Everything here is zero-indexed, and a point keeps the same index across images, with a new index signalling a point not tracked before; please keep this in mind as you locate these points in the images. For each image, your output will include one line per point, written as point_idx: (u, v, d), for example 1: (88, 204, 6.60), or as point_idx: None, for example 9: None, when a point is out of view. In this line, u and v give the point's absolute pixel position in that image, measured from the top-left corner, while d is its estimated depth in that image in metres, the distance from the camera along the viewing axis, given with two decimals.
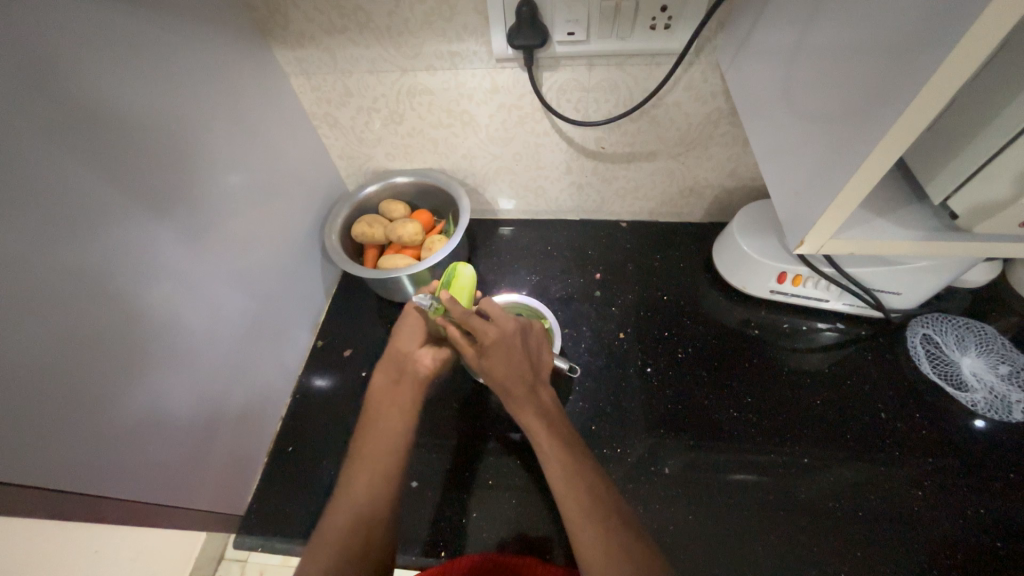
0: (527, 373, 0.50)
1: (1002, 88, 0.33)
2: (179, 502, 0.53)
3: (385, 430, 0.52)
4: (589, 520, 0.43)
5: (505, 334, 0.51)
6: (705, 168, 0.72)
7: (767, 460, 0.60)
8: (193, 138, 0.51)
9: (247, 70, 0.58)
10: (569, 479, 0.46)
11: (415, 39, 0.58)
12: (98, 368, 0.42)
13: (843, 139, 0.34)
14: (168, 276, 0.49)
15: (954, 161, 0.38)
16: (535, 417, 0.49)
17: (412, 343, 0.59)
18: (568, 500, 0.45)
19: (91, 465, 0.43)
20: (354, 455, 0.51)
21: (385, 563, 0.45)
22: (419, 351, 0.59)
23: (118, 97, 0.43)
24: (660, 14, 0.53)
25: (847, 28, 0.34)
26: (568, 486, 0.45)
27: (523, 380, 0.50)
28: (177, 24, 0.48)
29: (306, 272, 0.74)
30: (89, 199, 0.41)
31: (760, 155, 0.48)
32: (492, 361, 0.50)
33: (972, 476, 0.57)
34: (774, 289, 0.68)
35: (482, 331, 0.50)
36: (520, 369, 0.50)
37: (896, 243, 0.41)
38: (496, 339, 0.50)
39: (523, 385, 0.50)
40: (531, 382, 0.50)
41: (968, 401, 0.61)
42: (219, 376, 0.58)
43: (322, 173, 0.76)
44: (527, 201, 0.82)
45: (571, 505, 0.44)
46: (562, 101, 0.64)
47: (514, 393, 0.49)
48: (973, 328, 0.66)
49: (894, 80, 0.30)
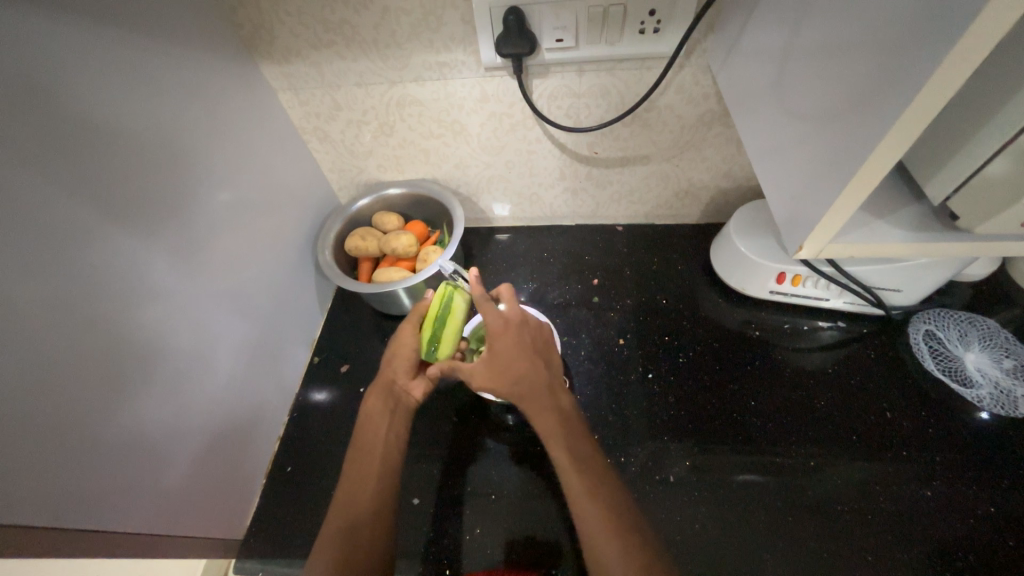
0: (539, 372, 0.54)
1: (1000, 85, 0.32)
2: (177, 529, 0.52)
3: (376, 433, 0.55)
4: (606, 527, 0.44)
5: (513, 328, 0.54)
6: (700, 170, 0.71)
7: (772, 463, 0.59)
8: (180, 157, 0.50)
9: (233, 86, 0.57)
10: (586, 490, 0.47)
11: (402, 50, 0.58)
12: (87, 396, 0.41)
13: (841, 143, 0.34)
14: (158, 298, 0.48)
15: (954, 161, 0.37)
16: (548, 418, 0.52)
17: (405, 373, 0.59)
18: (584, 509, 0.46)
19: (88, 496, 0.41)
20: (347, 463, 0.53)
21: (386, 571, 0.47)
22: (412, 382, 0.59)
23: (100, 121, 0.42)
24: (649, 18, 0.52)
25: (839, 29, 0.34)
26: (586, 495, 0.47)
27: (532, 380, 0.53)
28: (160, 44, 0.48)
29: (301, 289, 0.74)
30: (73, 224, 0.40)
31: (755, 156, 0.48)
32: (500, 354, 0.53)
33: (981, 472, 0.56)
34: (774, 290, 0.67)
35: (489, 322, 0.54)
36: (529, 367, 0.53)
37: (895, 244, 0.40)
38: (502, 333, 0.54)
39: (537, 386, 0.53)
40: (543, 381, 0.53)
41: (974, 397, 0.61)
42: (216, 398, 0.57)
43: (313, 186, 0.75)
44: (522, 208, 0.81)
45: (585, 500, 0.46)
46: (553, 108, 0.63)
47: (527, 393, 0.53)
48: (976, 322, 0.66)
49: (893, 81, 0.29)
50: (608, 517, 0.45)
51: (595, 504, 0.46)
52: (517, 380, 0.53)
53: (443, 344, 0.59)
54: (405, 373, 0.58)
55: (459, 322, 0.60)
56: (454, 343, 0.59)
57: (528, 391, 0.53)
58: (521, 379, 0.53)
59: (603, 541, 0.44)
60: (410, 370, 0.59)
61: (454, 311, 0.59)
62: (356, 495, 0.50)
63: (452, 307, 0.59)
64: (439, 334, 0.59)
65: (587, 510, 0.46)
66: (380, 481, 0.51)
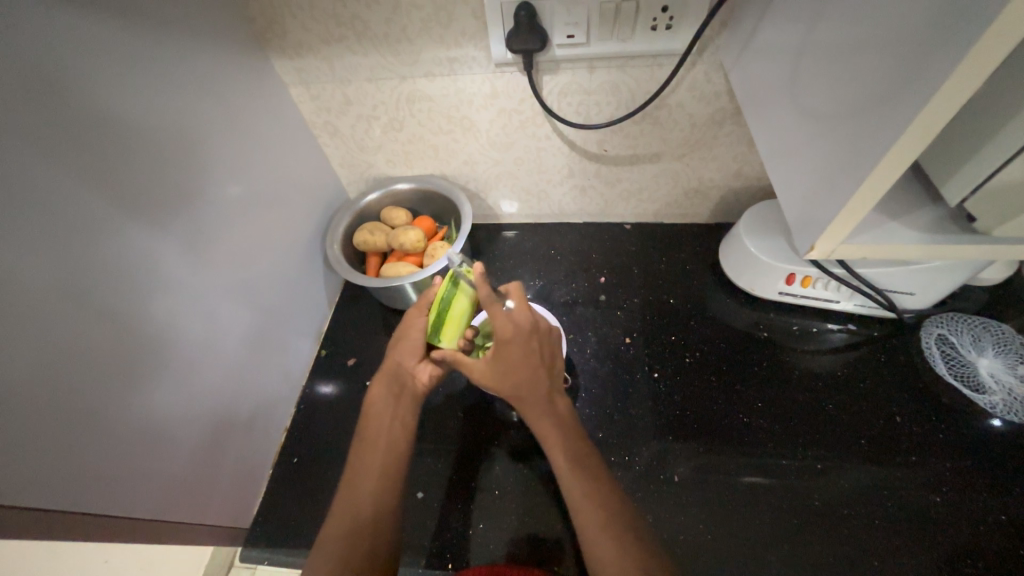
0: (542, 380, 0.52)
1: (1019, 85, 0.32)
2: (183, 518, 0.53)
3: (381, 422, 0.55)
4: (607, 528, 0.44)
5: (521, 334, 0.52)
6: (710, 168, 0.71)
7: (779, 466, 0.58)
8: (193, 150, 0.51)
9: (245, 80, 0.58)
10: (590, 491, 0.47)
11: (412, 46, 0.58)
12: (96, 385, 0.42)
13: (855, 142, 0.33)
14: (168, 289, 0.49)
15: (970, 163, 0.37)
16: (548, 425, 0.51)
17: (411, 357, 0.59)
18: (585, 513, 0.46)
19: (94, 482, 0.42)
20: (353, 453, 0.53)
21: (389, 561, 0.47)
22: (419, 365, 0.59)
23: (115, 114, 0.42)
24: (661, 14, 0.52)
25: (855, 28, 0.33)
26: (587, 502, 0.46)
27: (535, 387, 0.52)
28: (174, 39, 0.48)
29: (309, 281, 0.74)
30: (88, 217, 0.40)
31: (766, 156, 0.47)
32: (506, 361, 0.51)
33: (991, 479, 0.55)
34: (783, 291, 0.67)
35: (497, 326, 0.51)
36: (535, 374, 0.52)
37: (909, 246, 0.40)
38: (511, 338, 0.51)
39: (540, 393, 0.52)
40: (545, 387, 0.52)
41: (985, 403, 0.60)
42: (222, 388, 0.57)
43: (322, 181, 0.76)
44: (530, 205, 0.81)
45: (585, 507, 0.46)
46: (563, 104, 0.63)
47: (528, 399, 0.52)
48: (990, 327, 0.64)
49: (907, 83, 0.29)
50: (610, 521, 0.45)
51: (596, 510, 0.46)
52: (519, 387, 0.52)
53: (447, 327, 0.58)
54: (412, 360, 0.58)
55: (464, 307, 0.58)
56: (459, 329, 0.58)
57: (530, 397, 0.52)
58: (523, 387, 0.52)
59: (605, 547, 0.44)
60: (418, 353, 0.59)
61: (459, 296, 0.58)
62: (359, 486, 0.50)
63: (458, 292, 0.58)
64: (443, 317, 0.58)
65: (588, 514, 0.46)
66: (387, 472, 0.51)
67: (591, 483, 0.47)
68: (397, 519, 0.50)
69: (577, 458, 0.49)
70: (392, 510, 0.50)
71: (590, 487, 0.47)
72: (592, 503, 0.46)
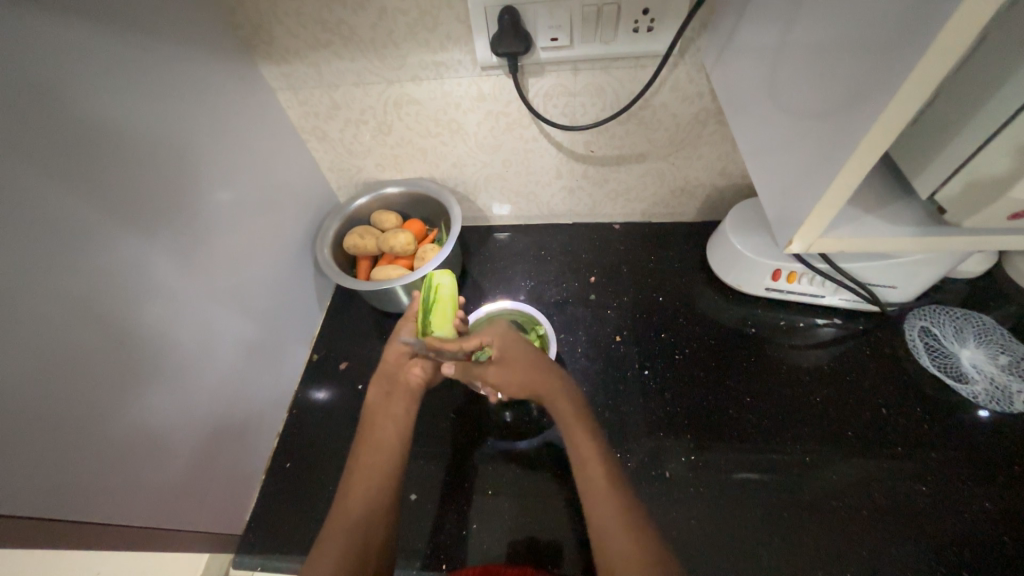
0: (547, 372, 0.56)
1: (983, 80, 0.33)
2: (177, 524, 0.53)
3: (379, 423, 0.56)
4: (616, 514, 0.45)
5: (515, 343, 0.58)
6: (696, 168, 0.72)
7: (769, 460, 0.59)
8: (182, 156, 0.51)
9: (232, 86, 0.58)
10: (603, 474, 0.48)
11: (399, 50, 0.58)
12: (92, 392, 0.42)
13: (829, 137, 0.34)
14: (160, 295, 0.49)
15: (941, 157, 0.38)
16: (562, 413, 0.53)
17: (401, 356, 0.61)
18: (599, 494, 0.47)
19: (89, 490, 0.42)
20: (352, 454, 0.54)
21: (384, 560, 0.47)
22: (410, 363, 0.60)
23: (104, 121, 0.43)
24: (642, 17, 0.52)
25: (827, 27, 0.34)
26: (598, 486, 0.47)
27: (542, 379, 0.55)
28: (160, 46, 0.48)
29: (301, 288, 0.75)
30: (74, 224, 0.40)
31: (747, 153, 0.48)
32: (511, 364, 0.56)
33: (976, 467, 0.57)
34: (770, 287, 0.68)
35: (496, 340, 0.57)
36: (538, 370, 0.55)
37: (884, 240, 0.41)
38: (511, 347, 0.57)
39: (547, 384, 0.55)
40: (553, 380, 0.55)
41: (969, 393, 0.61)
42: (216, 394, 0.57)
43: (312, 185, 0.76)
44: (520, 206, 0.82)
45: (594, 493, 0.47)
46: (549, 106, 0.64)
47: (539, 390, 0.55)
48: (971, 318, 0.66)
49: (876, 78, 0.30)
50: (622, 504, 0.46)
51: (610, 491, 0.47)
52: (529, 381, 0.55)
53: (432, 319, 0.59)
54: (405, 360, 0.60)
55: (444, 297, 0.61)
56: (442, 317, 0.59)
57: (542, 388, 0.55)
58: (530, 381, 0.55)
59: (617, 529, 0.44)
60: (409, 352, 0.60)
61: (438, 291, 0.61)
62: (356, 486, 0.50)
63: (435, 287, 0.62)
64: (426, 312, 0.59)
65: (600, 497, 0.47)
66: (383, 471, 0.52)
67: (594, 482, 0.48)
68: (393, 519, 0.50)
69: (578, 460, 0.50)
70: (390, 510, 0.50)
71: (591, 486, 0.48)
72: (598, 499, 0.46)
